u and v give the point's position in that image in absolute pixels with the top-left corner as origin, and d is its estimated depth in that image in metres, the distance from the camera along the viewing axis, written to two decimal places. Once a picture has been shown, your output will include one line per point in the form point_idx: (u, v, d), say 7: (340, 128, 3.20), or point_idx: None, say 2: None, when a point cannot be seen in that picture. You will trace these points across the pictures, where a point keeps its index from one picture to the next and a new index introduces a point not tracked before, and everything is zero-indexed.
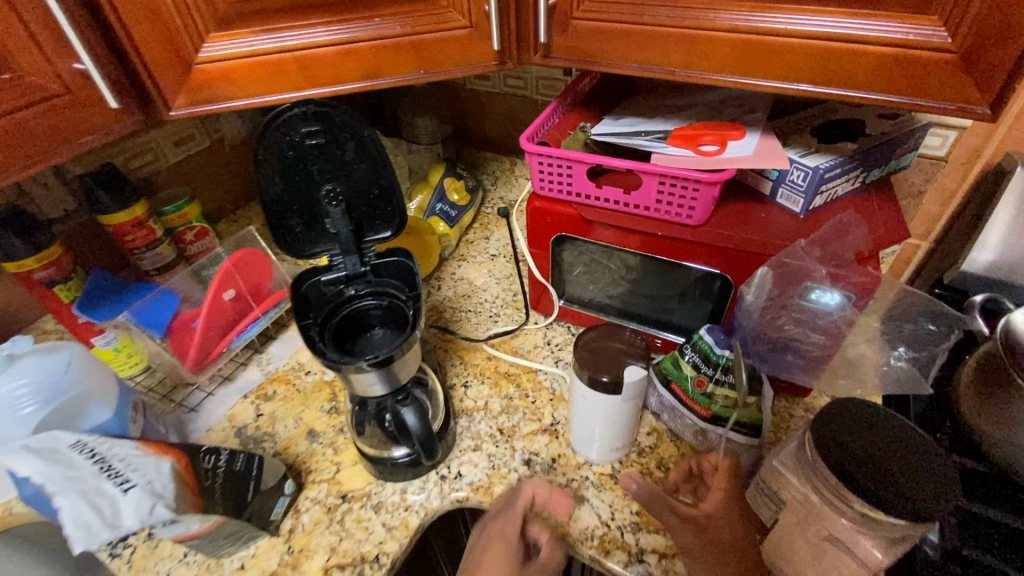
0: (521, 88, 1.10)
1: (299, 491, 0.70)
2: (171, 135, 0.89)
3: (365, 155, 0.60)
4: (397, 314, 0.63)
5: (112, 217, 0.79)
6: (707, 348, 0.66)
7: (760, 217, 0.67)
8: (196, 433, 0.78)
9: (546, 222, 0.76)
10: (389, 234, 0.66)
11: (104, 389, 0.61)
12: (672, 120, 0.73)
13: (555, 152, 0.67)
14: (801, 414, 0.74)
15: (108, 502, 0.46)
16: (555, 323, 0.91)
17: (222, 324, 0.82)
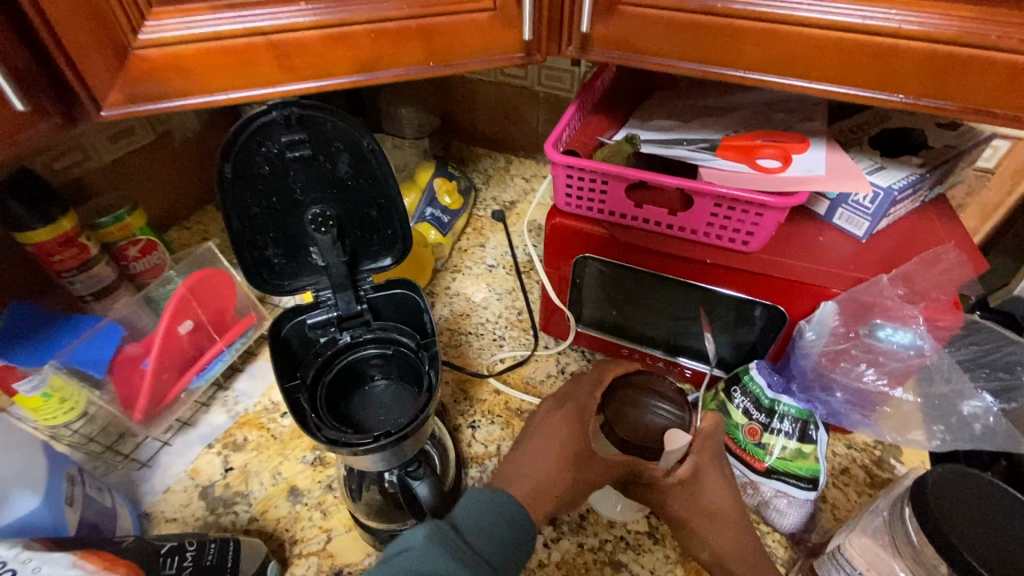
0: (520, 77, 0.98)
1: (283, 570, 0.59)
2: (106, 129, 0.73)
3: (363, 169, 0.48)
4: (405, 365, 0.51)
5: (32, 235, 0.63)
6: (759, 391, 0.60)
7: (818, 241, 0.59)
8: (151, 496, 0.65)
9: (569, 241, 0.66)
10: (389, 263, 0.54)
11: (30, 470, 0.47)
12: (714, 125, 0.63)
13: (588, 165, 0.56)
14: (845, 452, 0.68)
15: None
16: (568, 348, 0.81)
17: (178, 362, 0.68)
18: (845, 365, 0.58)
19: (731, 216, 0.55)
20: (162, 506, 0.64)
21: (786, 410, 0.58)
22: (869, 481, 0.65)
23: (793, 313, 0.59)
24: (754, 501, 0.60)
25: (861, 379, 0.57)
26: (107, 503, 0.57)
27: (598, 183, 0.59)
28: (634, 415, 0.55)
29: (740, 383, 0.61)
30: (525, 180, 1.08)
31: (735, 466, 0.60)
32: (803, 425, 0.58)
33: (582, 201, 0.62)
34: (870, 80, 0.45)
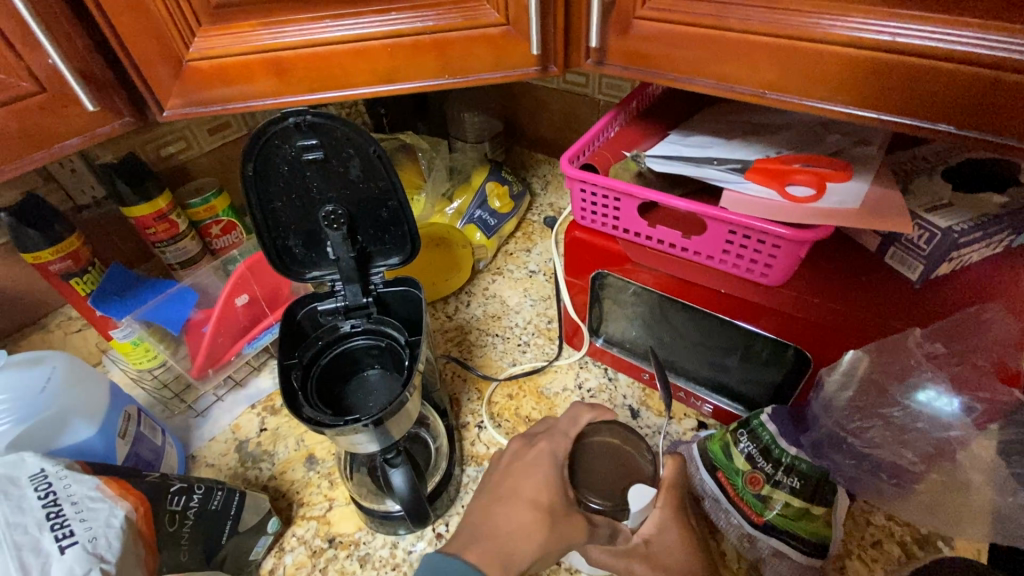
0: (582, 85, 0.98)
1: (286, 527, 0.65)
2: (205, 124, 0.86)
3: (372, 173, 0.51)
4: (396, 359, 0.55)
5: (135, 210, 0.76)
6: (769, 439, 0.54)
7: (856, 281, 0.53)
8: (199, 441, 0.75)
9: (586, 255, 0.65)
10: (397, 261, 0.57)
11: (90, 404, 0.57)
12: (753, 146, 0.59)
13: (600, 180, 0.55)
14: (881, 523, 0.60)
15: (40, 564, 0.40)
16: (589, 362, 0.80)
17: (234, 329, 0.78)
18: (869, 428, 0.51)
19: (747, 246, 0.51)
20: (206, 452, 0.74)
21: (797, 464, 0.53)
22: (902, 561, 0.57)
23: (819, 358, 0.54)
24: (751, 556, 0.56)
25: (891, 449, 0.49)
26: (158, 442, 0.67)
27: (612, 200, 0.57)
28: (608, 467, 0.55)
29: (749, 427, 0.55)
30: None
31: (734, 513, 0.55)
32: (814, 484, 0.52)
33: (598, 216, 0.60)
34: (905, 104, 0.40)
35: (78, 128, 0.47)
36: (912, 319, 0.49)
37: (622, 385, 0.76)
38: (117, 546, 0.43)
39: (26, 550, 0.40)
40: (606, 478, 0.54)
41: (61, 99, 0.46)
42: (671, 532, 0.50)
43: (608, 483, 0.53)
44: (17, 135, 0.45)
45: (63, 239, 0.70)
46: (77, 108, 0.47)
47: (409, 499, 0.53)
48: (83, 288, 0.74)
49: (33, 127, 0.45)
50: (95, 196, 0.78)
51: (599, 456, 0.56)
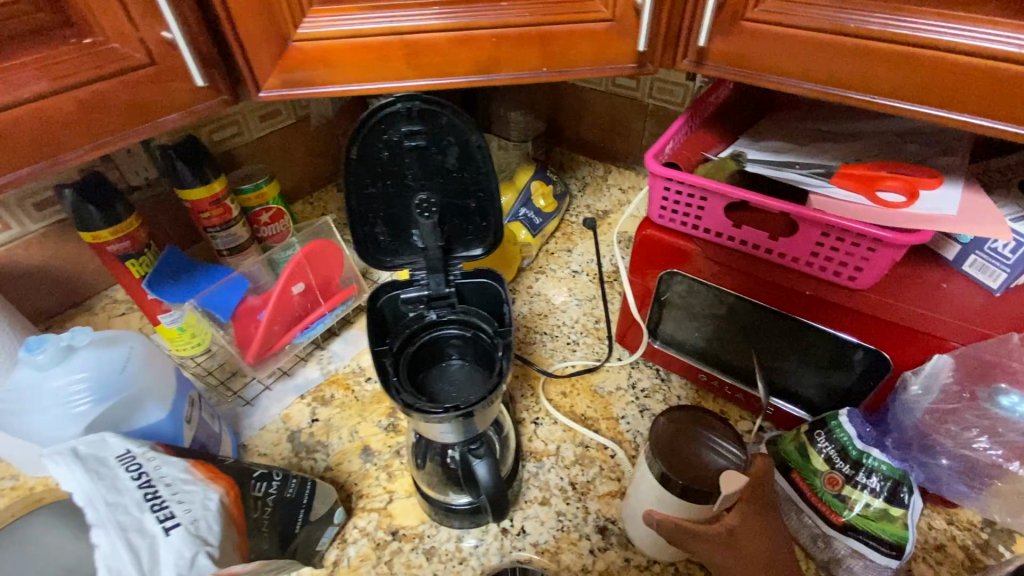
0: (631, 89, 0.98)
1: (348, 518, 0.64)
2: (257, 110, 0.85)
3: (468, 162, 0.51)
4: (480, 349, 0.55)
5: (190, 193, 0.75)
6: (846, 440, 0.55)
7: (940, 288, 0.53)
8: (249, 430, 0.74)
9: (658, 254, 0.65)
10: (479, 252, 0.57)
11: (161, 387, 0.56)
12: (832, 151, 0.60)
13: (687, 179, 0.56)
14: (945, 527, 0.60)
15: (147, 544, 0.39)
16: (641, 363, 0.80)
17: (288, 318, 0.77)
18: (953, 429, 0.52)
19: (838, 248, 0.52)
20: (257, 441, 0.72)
21: (876, 465, 0.54)
22: (968, 565, 0.57)
23: (898, 362, 0.55)
24: (824, 556, 0.56)
25: (972, 447, 0.51)
26: (215, 429, 0.65)
27: (695, 199, 0.58)
28: (687, 454, 0.53)
29: (826, 428, 0.56)
30: (622, 191, 1.07)
31: (807, 514, 0.55)
32: (893, 485, 0.53)
33: (677, 215, 0.61)
34: (1022, 114, 0.41)
35: (179, 104, 0.47)
36: (999, 326, 0.50)
37: (675, 386, 0.76)
38: (216, 530, 0.43)
39: (131, 531, 0.40)
40: (686, 461, 0.52)
41: (167, 73, 0.45)
42: (756, 523, 0.47)
43: (692, 467, 0.52)
44: (126, 108, 0.45)
45: (122, 219, 0.69)
46: (183, 83, 0.47)
47: (493, 492, 0.52)
48: (139, 270, 0.73)
49: (141, 101, 0.45)
50: (147, 177, 0.77)
51: (679, 438, 0.54)
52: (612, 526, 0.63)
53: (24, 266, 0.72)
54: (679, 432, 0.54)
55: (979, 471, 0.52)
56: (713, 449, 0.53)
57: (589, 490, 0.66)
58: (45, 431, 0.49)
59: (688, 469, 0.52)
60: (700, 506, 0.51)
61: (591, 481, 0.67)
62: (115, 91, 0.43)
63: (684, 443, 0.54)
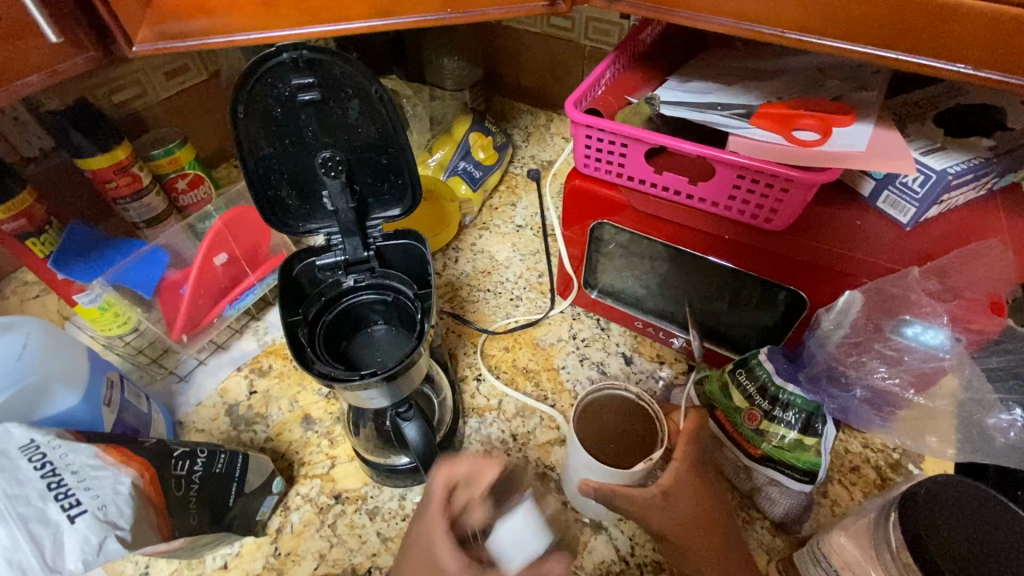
0: (567, 29, 0.94)
1: (290, 486, 0.64)
2: (161, 66, 0.78)
3: (372, 116, 0.48)
4: (404, 312, 0.54)
5: (92, 163, 0.69)
6: (765, 376, 0.57)
7: (854, 225, 0.54)
8: (184, 407, 0.72)
9: (587, 204, 0.64)
10: (397, 212, 0.55)
11: (68, 372, 0.52)
12: (755, 89, 0.58)
13: (606, 125, 0.54)
14: (859, 451, 0.64)
15: (51, 534, 0.39)
16: (583, 314, 0.80)
17: (214, 290, 0.74)
18: (861, 359, 0.54)
19: (754, 190, 0.51)
20: (194, 417, 0.71)
21: (792, 399, 0.55)
22: (877, 484, 0.61)
23: (814, 300, 0.56)
24: (746, 486, 0.60)
25: (876, 376, 0.54)
26: (144, 409, 0.63)
27: (618, 145, 0.56)
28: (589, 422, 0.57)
29: (747, 366, 0.58)
30: (565, 139, 1.04)
31: (730, 448, 0.59)
32: (807, 417, 0.55)
33: (602, 163, 0.59)
34: (925, 44, 0.39)
35: (37, 64, 0.43)
36: (909, 259, 0.51)
37: (614, 334, 0.77)
38: (129, 513, 0.42)
39: (33, 521, 0.39)
40: (599, 427, 0.57)
41: (15, 28, 0.40)
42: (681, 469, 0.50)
43: (614, 442, 0.56)
44: None
45: (14, 195, 0.63)
46: (37, 41, 0.42)
47: (424, 453, 0.53)
48: (40, 249, 0.68)
49: None
50: (42, 147, 0.71)
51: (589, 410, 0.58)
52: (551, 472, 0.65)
53: None
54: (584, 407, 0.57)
55: (884, 399, 0.55)
56: (620, 401, 0.58)
57: (530, 440, 0.68)
58: None
59: (609, 445, 0.55)
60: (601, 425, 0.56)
61: (532, 432, 0.69)
62: None
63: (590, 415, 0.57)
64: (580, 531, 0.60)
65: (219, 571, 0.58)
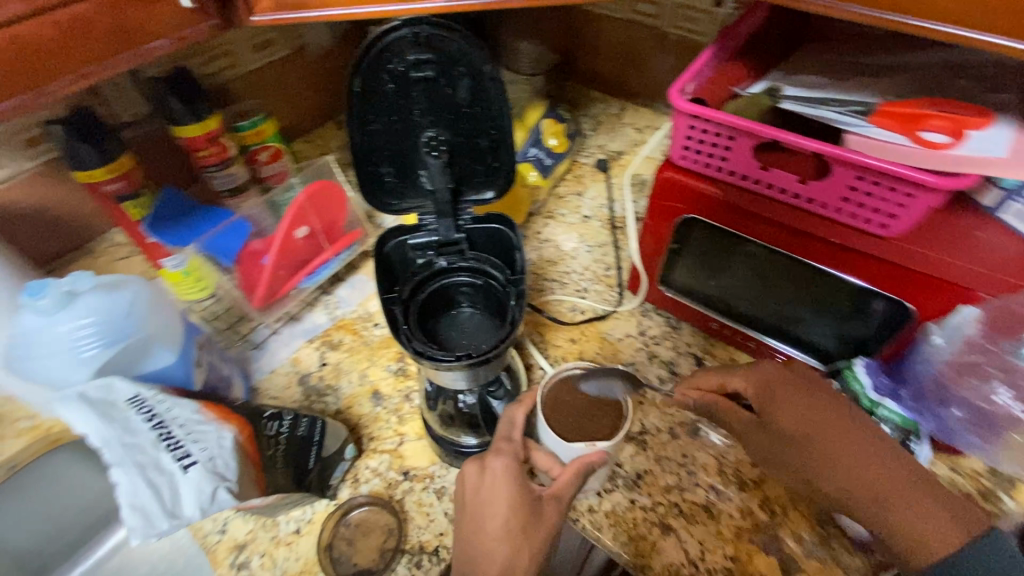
0: (652, 16, 0.91)
1: (360, 458, 0.65)
2: (251, 38, 0.79)
3: (480, 97, 0.48)
4: (493, 297, 0.54)
5: (184, 131, 0.71)
6: (860, 389, 0.55)
7: (974, 237, 0.50)
8: (259, 373, 0.74)
9: (676, 199, 0.62)
10: (490, 195, 0.54)
11: (167, 331, 0.54)
12: (873, 86, 0.55)
13: (716, 116, 0.52)
14: (945, 475, 0.60)
15: (167, 481, 0.40)
16: (652, 311, 0.78)
17: (292, 262, 0.75)
18: (972, 381, 0.53)
19: (872, 194, 0.49)
20: (267, 384, 0.73)
21: (888, 416, 0.54)
22: None
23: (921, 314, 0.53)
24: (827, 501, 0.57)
25: (992, 399, 0.52)
26: (225, 372, 0.65)
27: (723, 138, 0.54)
28: (569, 401, 0.58)
29: (840, 378, 0.57)
30: (637, 130, 1.02)
31: None
32: (903, 433, 0.54)
33: (702, 156, 0.57)
34: None
35: (165, 28, 0.43)
36: None
37: (685, 334, 0.75)
38: (234, 466, 0.43)
39: (149, 469, 0.40)
40: (562, 400, 0.58)
41: None
42: (781, 398, 0.56)
43: (573, 415, 0.57)
44: (110, 32, 0.41)
45: (116, 157, 0.65)
46: (167, 6, 0.42)
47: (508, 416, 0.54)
48: (136, 212, 0.71)
49: (122, 25, 0.41)
50: (140, 113, 0.73)
51: (566, 391, 0.59)
52: (619, 469, 0.63)
53: (20, 206, 0.69)
54: (562, 385, 0.59)
55: (993, 421, 0.53)
56: (585, 381, 0.59)
57: None
58: (55, 376, 0.48)
59: (566, 417, 0.57)
60: (567, 404, 0.58)
61: None
62: (95, 13, 0.39)
63: (566, 396, 0.59)
64: (648, 531, 0.59)
65: (291, 536, 0.60)
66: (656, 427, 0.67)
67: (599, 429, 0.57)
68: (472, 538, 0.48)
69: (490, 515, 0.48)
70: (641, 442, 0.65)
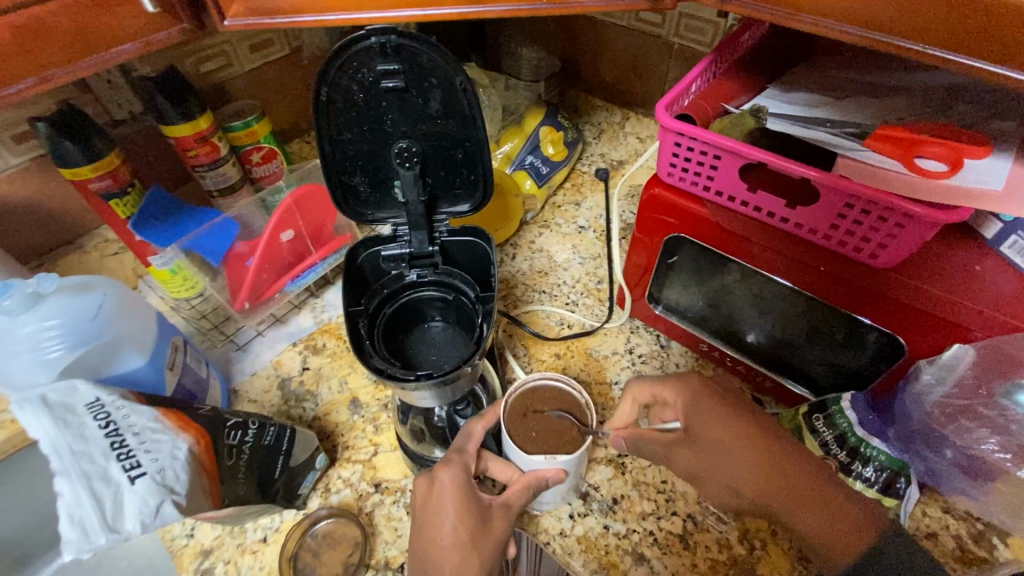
0: (656, 24, 0.89)
1: (332, 467, 0.64)
2: (248, 39, 0.79)
3: (453, 109, 0.47)
4: (465, 313, 0.52)
5: (174, 130, 0.71)
6: (846, 425, 0.52)
7: (972, 271, 0.47)
8: (241, 374, 0.74)
9: (663, 217, 0.60)
10: (466, 208, 0.53)
11: (136, 334, 0.54)
12: (872, 107, 0.52)
13: (701, 135, 0.50)
14: (937, 516, 0.57)
15: (112, 493, 0.40)
16: (642, 328, 0.76)
17: (278, 265, 0.75)
18: (964, 424, 0.49)
19: (863, 222, 0.46)
20: (248, 387, 0.72)
21: (875, 455, 0.52)
22: (959, 557, 0.54)
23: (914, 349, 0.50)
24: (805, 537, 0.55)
25: (981, 446, 0.49)
26: (202, 374, 0.64)
27: (710, 157, 0.52)
28: (537, 411, 0.56)
29: (826, 412, 0.54)
30: (639, 140, 0.99)
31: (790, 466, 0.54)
32: (890, 474, 0.51)
33: (688, 174, 0.55)
34: None
35: (133, 32, 0.43)
36: None
37: (674, 354, 0.73)
38: (184, 479, 0.42)
39: (96, 479, 0.40)
40: (528, 412, 0.56)
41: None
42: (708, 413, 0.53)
43: (540, 425, 0.55)
44: (74, 36, 0.40)
45: (103, 156, 0.66)
46: (135, 10, 0.42)
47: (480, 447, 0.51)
48: (123, 210, 0.71)
49: (88, 29, 0.40)
50: (132, 110, 0.73)
51: (530, 400, 0.57)
52: (594, 493, 0.61)
53: (12, 200, 0.70)
54: (527, 395, 0.57)
55: (983, 468, 0.50)
56: (552, 391, 0.57)
57: None
58: (19, 377, 0.48)
59: (530, 428, 0.55)
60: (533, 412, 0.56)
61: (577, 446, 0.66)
62: (58, 16, 0.39)
63: (532, 405, 0.57)
64: (619, 559, 0.57)
65: (258, 544, 0.59)
66: (636, 449, 0.65)
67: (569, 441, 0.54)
68: (425, 552, 0.47)
69: (439, 526, 0.47)
70: (618, 464, 0.64)
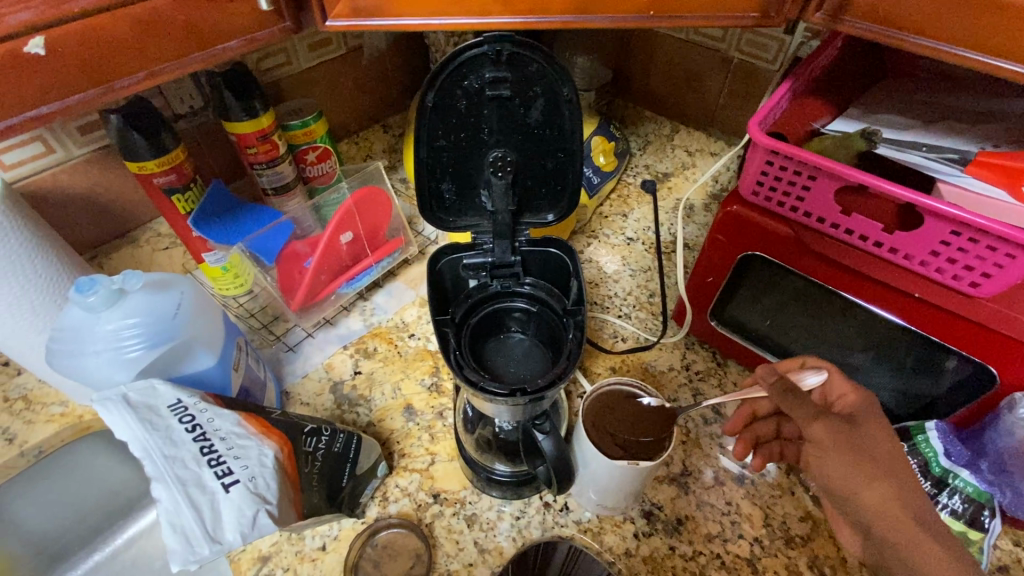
0: (715, 38, 0.88)
1: (389, 475, 0.63)
2: (308, 37, 0.79)
3: (553, 118, 0.46)
4: (546, 325, 0.51)
5: (237, 126, 0.70)
6: (931, 455, 0.54)
7: None
8: (292, 376, 0.72)
9: (740, 234, 0.59)
10: (551, 218, 0.52)
11: (209, 334, 0.53)
12: (963, 133, 0.52)
13: (794, 153, 0.50)
14: (1010, 549, 0.56)
15: (208, 501, 0.39)
16: (697, 344, 0.75)
17: (334, 266, 0.74)
18: None
19: (964, 250, 0.45)
20: (299, 390, 0.71)
21: (961, 486, 0.53)
22: None
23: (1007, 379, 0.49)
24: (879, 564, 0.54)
25: None
26: (261, 376, 0.63)
27: (802, 177, 0.51)
28: (616, 416, 0.57)
29: (910, 441, 0.55)
30: (688, 153, 0.99)
31: None
32: (976, 506, 0.52)
33: (773, 193, 0.54)
34: None
35: (238, 29, 0.42)
36: None
37: (732, 372, 0.72)
38: (274, 486, 0.41)
39: (191, 486, 0.39)
40: (608, 413, 0.57)
41: None
42: None
43: (618, 428, 0.56)
44: (183, 31, 0.39)
45: (169, 151, 0.65)
46: (243, 6, 0.41)
47: (558, 463, 0.50)
48: (184, 206, 0.70)
49: (198, 24, 0.40)
50: (193, 105, 0.73)
51: (608, 405, 0.58)
52: (658, 511, 0.60)
53: (71, 191, 0.69)
54: (605, 398, 0.58)
55: None
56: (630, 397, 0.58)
57: None
58: (97, 374, 0.48)
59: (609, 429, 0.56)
60: (609, 418, 0.57)
61: None
62: (172, 10, 0.38)
63: (610, 410, 0.57)
64: None
65: (316, 552, 0.58)
66: (698, 469, 0.64)
67: (644, 449, 0.55)
68: None
69: None
70: (681, 483, 0.62)
